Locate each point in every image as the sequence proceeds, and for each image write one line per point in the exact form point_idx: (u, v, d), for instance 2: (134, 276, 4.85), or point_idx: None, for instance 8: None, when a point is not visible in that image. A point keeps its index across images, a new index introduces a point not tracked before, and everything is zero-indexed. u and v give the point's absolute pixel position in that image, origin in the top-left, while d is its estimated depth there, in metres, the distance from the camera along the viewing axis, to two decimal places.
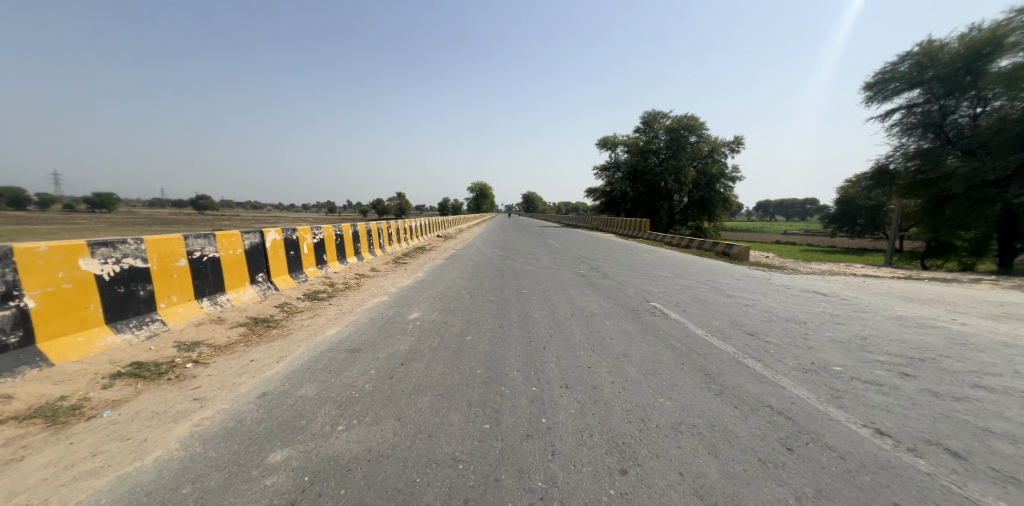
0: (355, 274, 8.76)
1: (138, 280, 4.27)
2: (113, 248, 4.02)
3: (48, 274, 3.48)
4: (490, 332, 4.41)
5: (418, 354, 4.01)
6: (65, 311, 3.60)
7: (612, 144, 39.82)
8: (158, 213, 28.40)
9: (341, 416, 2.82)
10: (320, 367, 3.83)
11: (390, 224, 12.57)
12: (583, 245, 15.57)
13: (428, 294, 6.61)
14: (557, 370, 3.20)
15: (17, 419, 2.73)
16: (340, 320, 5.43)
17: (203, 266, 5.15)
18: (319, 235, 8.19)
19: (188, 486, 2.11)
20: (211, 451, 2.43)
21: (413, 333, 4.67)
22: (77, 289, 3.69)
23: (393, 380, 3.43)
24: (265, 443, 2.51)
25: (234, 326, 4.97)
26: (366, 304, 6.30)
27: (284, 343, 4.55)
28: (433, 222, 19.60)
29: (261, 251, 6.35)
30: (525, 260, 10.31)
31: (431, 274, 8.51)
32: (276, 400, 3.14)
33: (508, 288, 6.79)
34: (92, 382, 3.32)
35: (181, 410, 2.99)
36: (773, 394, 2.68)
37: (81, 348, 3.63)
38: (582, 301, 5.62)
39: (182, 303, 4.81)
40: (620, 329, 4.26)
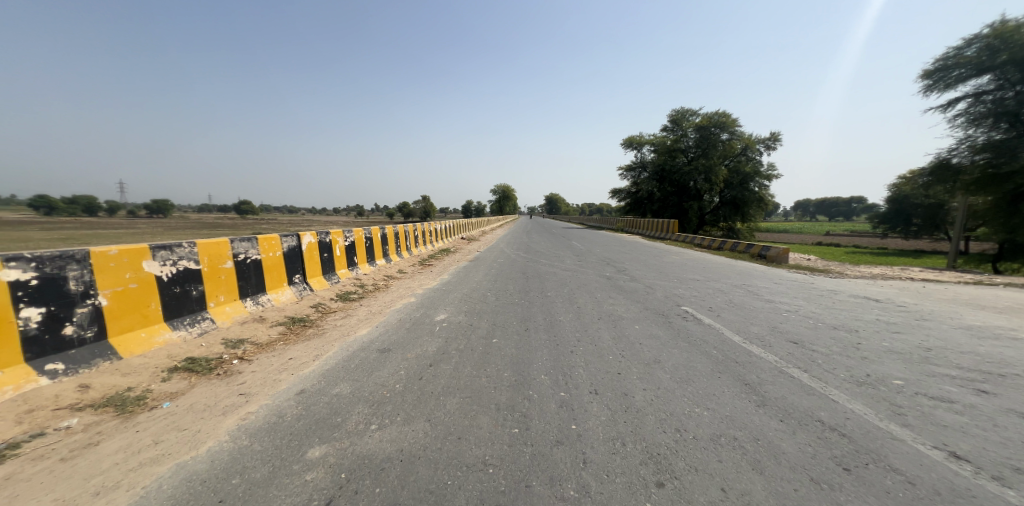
0: (383, 275, 8.98)
1: (191, 281, 4.53)
2: (170, 251, 4.29)
3: (117, 275, 3.73)
4: (517, 335, 4.40)
5: (446, 355, 4.05)
6: (131, 308, 3.85)
7: (638, 143, 39.08)
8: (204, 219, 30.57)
9: (374, 416, 2.87)
10: (353, 366, 3.92)
11: (416, 227, 12.84)
12: (608, 246, 15.38)
13: (454, 297, 6.66)
14: (587, 375, 3.16)
15: (92, 407, 2.95)
16: (371, 321, 5.57)
17: (247, 268, 5.40)
18: (351, 238, 8.43)
19: (237, 478, 2.20)
20: (257, 445, 2.53)
21: (440, 335, 4.72)
22: (141, 288, 3.94)
23: (423, 381, 3.47)
24: (304, 439, 2.59)
25: (273, 325, 5.17)
26: (394, 305, 6.43)
27: (319, 342, 4.69)
28: (457, 224, 19.80)
29: (298, 253, 6.59)
30: (549, 262, 10.25)
31: (457, 277, 8.60)
32: (313, 397, 3.24)
33: (534, 290, 6.77)
34: (153, 375, 3.54)
35: (229, 403, 3.14)
36: (824, 408, 2.54)
37: (144, 342, 3.87)
38: (609, 304, 5.53)
39: (229, 303, 5.06)
40: (650, 334, 4.16)
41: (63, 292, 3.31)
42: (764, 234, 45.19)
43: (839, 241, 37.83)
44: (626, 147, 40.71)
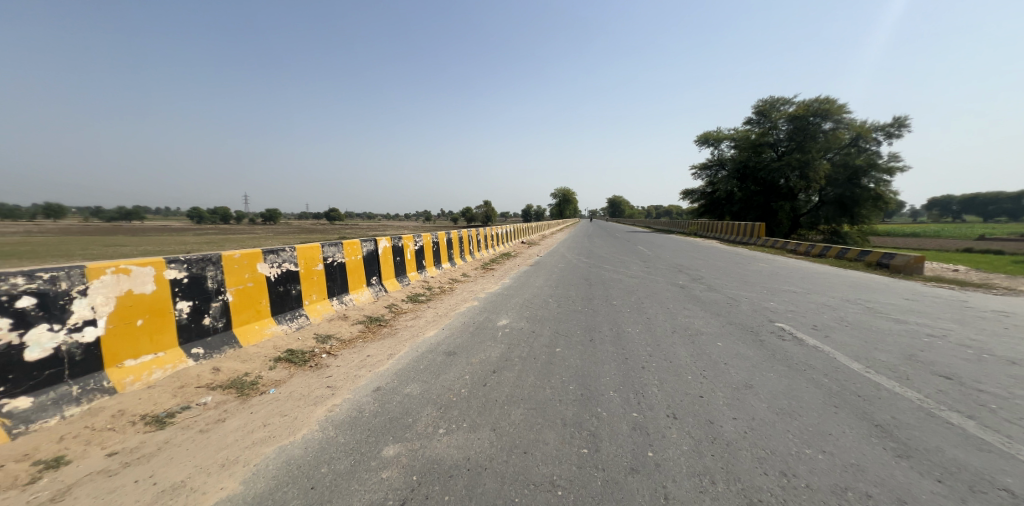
0: (448, 278, 9.28)
1: (291, 281, 5.02)
2: (277, 254, 4.81)
3: (239, 275, 4.23)
4: (580, 345, 4.26)
5: (510, 363, 4.01)
6: (248, 304, 4.35)
7: (716, 140, 36.73)
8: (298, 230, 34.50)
9: (441, 419, 2.93)
10: (422, 367, 4.06)
11: (479, 232, 13.14)
12: (680, 252, 14.48)
13: (515, 302, 6.66)
14: (661, 396, 2.94)
15: (220, 388, 3.42)
16: (437, 323, 5.74)
17: (334, 270, 5.86)
18: (420, 243, 8.83)
19: (325, 467, 2.35)
20: (340, 437, 2.69)
21: (502, 342, 4.71)
22: (255, 287, 4.45)
23: (486, 388, 3.47)
24: (380, 436, 2.70)
25: (354, 323, 5.54)
26: (459, 308, 6.59)
27: (392, 341, 4.94)
28: (519, 228, 19.94)
29: (375, 256, 7.03)
30: (614, 269, 9.91)
31: (518, 281, 8.61)
32: (387, 395, 3.39)
33: (598, 297, 6.55)
34: (263, 363, 3.99)
35: (318, 394, 3.41)
36: (1007, 470, 2.04)
37: (258, 333, 4.37)
38: (684, 317, 5.16)
39: (320, 301, 5.53)
40: (737, 354, 3.79)
41: (203, 288, 3.83)
42: (872, 238, 39.32)
43: (981, 243, 31.80)
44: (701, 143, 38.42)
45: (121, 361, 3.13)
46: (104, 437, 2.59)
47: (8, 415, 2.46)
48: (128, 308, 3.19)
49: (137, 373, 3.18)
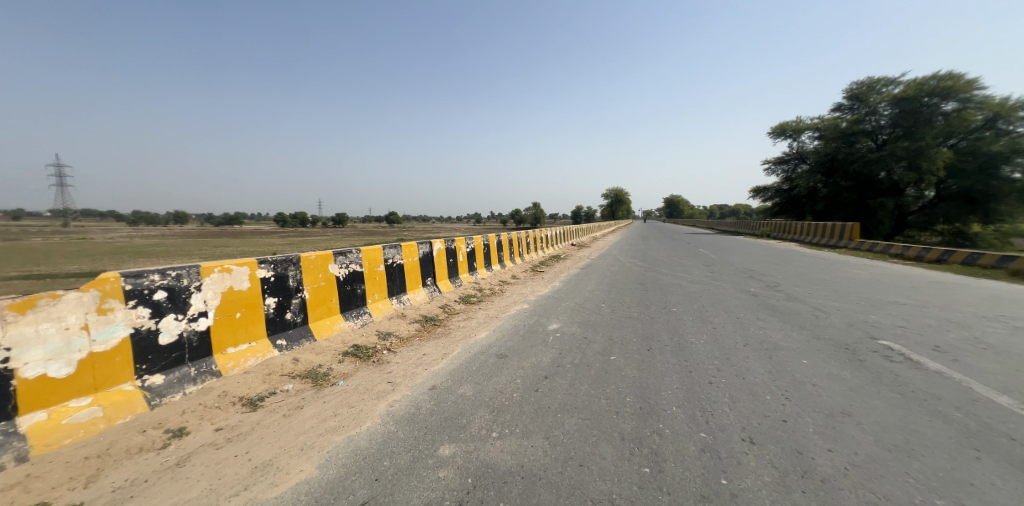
0: (499, 280, 9.35)
1: (358, 281, 5.35)
2: (345, 256, 5.17)
3: (314, 275, 4.63)
4: (637, 354, 4.07)
5: (562, 369, 3.92)
6: (322, 301, 4.75)
7: (795, 131, 33.96)
8: (364, 236, 36.72)
9: (495, 422, 2.92)
10: (475, 368, 4.09)
11: (529, 234, 13.13)
12: (753, 257, 13.34)
13: (566, 306, 6.54)
14: (734, 416, 2.69)
15: (298, 377, 3.79)
16: (488, 324, 5.78)
17: (394, 271, 6.13)
18: (471, 245, 8.97)
19: (387, 461, 2.47)
20: (401, 433, 2.81)
21: (554, 347, 4.63)
22: (328, 285, 4.82)
23: (538, 393, 3.42)
24: (436, 435, 2.78)
25: (412, 321, 5.74)
26: (509, 310, 6.59)
27: (446, 341, 5.06)
28: (569, 229, 19.61)
29: (430, 258, 7.26)
30: (673, 273, 9.39)
31: (569, 285, 8.47)
32: (442, 395, 3.47)
33: (656, 304, 6.23)
34: (333, 356, 4.31)
35: (380, 389, 3.61)
36: None
37: (330, 328, 4.75)
38: (757, 329, 4.74)
39: (381, 300, 5.81)
40: (830, 375, 3.38)
41: (285, 287, 4.27)
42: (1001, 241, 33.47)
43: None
44: (777, 134, 35.71)
45: (224, 348, 3.63)
46: (213, 415, 3.02)
47: (147, 388, 3.01)
48: (230, 303, 3.69)
49: (236, 360, 3.67)
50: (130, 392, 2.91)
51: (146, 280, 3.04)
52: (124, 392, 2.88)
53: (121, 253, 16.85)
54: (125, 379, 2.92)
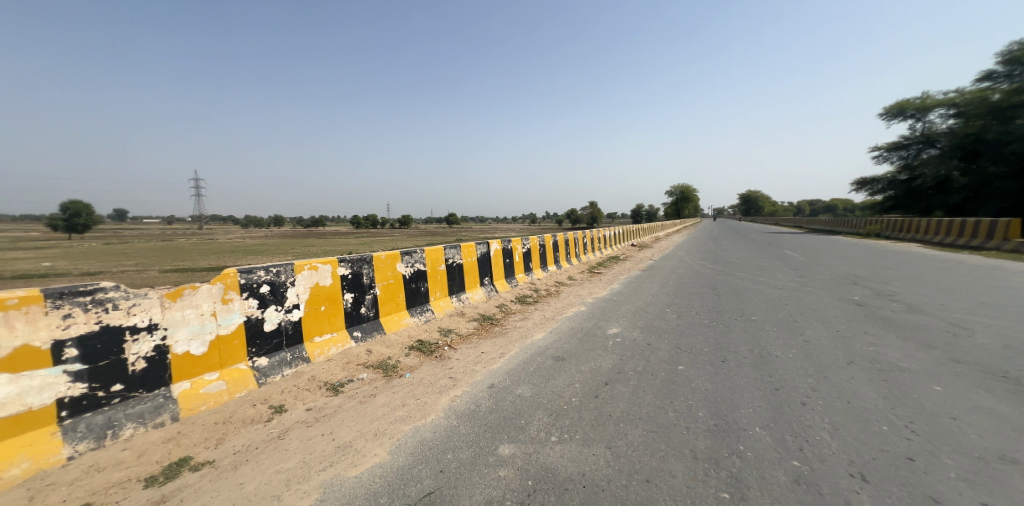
0: (555, 281, 9.22)
1: (421, 279, 5.55)
2: (411, 256, 5.39)
3: (384, 272, 4.89)
4: (709, 365, 3.75)
5: (623, 376, 3.73)
6: (391, 297, 4.99)
7: (921, 110, 29.76)
8: (427, 238, 38.25)
9: (554, 426, 2.85)
10: (532, 369, 4.03)
11: (586, 234, 12.82)
12: (855, 260, 11.76)
13: (627, 309, 6.25)
14: (833, 445, 2.35)
15: (371, 367, 4.02)
16: (544, 326, 5.68)
17: (454, 271, 6.28)
18: (527, 246, 8.93)
19: (450, 455, 2.55)
20: (462, 429, 2.86)
21: (614, 352, 4.44)
22: (396, 283, 5.06)
23: (597, 400, 3.27)
24: (496, 433, 2.78)
25: (470, 320, 5.83)
26: (566, 312, 6.44)
27: (503, 340, 5.07)
28: (629, 229, 18.80)
29: (488, 258, 7.34)
30: (750, 277, 8.59)
31: (629, 287, 8.10)
32: (500, 394, 3.46)
33: (729, 310, 5.74)
34: (400, 349, 4.50)
35: (443, 384, 3.70)
36: None
37: (398, 323, 4.97)
38: (858, 345, 4.13)
39: (442, 297, 5.97)
40: (970, 408, 2.79)
41: (360, 283, 4.55)
42: None
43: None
44: (893, 116, 31.50)
45: (312, 337, 3.98)
46: (304, 395, 3.38)
47: (255, 368, 3.46)
48: (316, 296, 4.02)
49: (322, 348, 4.01)
50: (243, 371, 3.37)
51: (255, 275, 3.46)
52: (240, 370, 3.36)
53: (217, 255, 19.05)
54: (240, 358, 3.39)
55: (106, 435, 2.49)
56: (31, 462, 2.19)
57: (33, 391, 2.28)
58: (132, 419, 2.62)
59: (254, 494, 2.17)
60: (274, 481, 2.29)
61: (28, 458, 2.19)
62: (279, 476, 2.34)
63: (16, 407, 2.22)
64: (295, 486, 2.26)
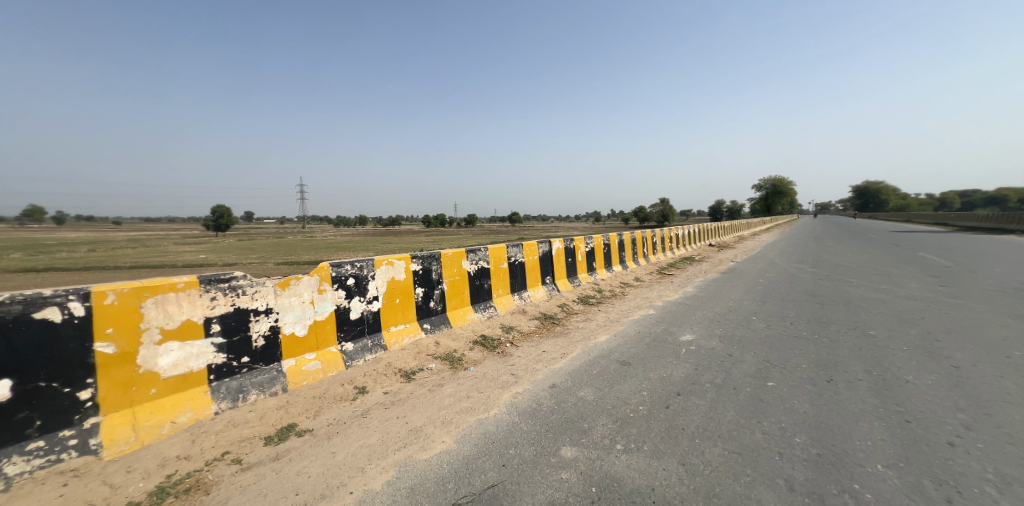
0: (620, 282, 8.82)
1: (485, 276, 5.59)
2: (476, 253, 5.45)
3: (451, 269, 5.00)
4: (804, 384, 3.29)
5: (699, 388, 3.41)
6: (457, 293, 5.08)
7: None
8: (490, 236, 38.91)
9: (619, 434, 2.67)
10: (595, 372, 3.85)
11: (654, 233, 12.13)
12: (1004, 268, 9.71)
13: (702, 315, 5.76)
14: (985, 497, 1.90)
15: (439, 358, 4.12)
16: (609, 328, 5.42)
17: (516, 269, 6.25)
18: (590, 245, 8.66)
19: (513, 450, 2.49)
20: (524, 426, 2.80)
21: (687, 360, 4.09)
22: (462, 279, 5.15)
23: (668, 411, 3.01)
24: (557, 434, 2.68)
25: (531, 318, 5.77)
26: (632, 315, 6.10)
27: (565, 340, 4.93)
28: (706, 227, 17.37)
29: (550, 257, 7.22)
30: (853, 285, 7.50)
31: (703, 291, 7.49)
32: (562, 394, 3.34)
33: (827, 323, 5.03)
34: (465, 343, 4.57)
35: (505, 380, 3.67)
36: None
37: (463, 318, 5.05)
38: (1010, 376, 3.36)
39: (504, 295, 5.97)
40: None
41: (430, 279, 4.69)
42: None
43: None
44: None
45: (389, 326, 4.18)
46: (382, 380, 3.56)
47: (343, 352, 3.71)
48: (393, 289, 4.22)
49: (397, 337, 4.19)
50: (334, 353, 3.64)
51: (344, 268, 3.73)
52: (332, 352, 3.64)
53: (297, 253, 20.88)
54: (331, 342, 3.66)
55: (238, 398, 2.94)
56: (193, 412, 2.70)
57: (193, 357, 2.76)
58: (254, 387, 3.05)
59: (342, 464, 2.36)
60: (358, 454, 2.47)
61: (191, 409, 2.70)
62: (362, 450, 2.51)
63: (182, 369, 2.72)
64: (375, 462, 2.40)
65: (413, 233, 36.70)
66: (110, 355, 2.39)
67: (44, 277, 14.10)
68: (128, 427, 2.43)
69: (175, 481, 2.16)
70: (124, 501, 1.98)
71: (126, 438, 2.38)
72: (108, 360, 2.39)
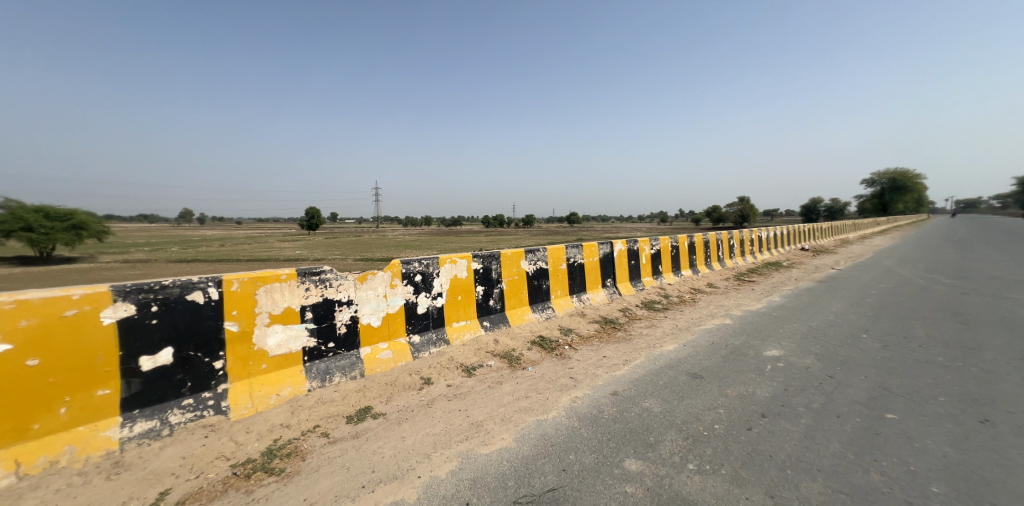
0: (689, 287, 8.16)
1: (543, 277, 5.45)
2: (534, 253, 5.34)
3: (510, 268, 4.94)
4: (935, 422, 2.72)
5: (789, 411, 2.98)
6: (515, 293, 5.00)
7: None
8: (551, 237, 38.43)
9: (692, 452, 2.40)
10: (662, 383, 3.54)
11: (732, 235, 11.09)
12: None
13: (789, 329, 5.09)
14: None
15: (498, 356, 4.07)
16: (677, 337, 4.99)
17: (575, 271, 6.03)
18: (656, 247, 8.12)
19: (572, 456, 2.34)
20: (584, 431, 2.64)
21: (774, 379, 3.62)
22: (520, 279, 5.07)
23: (751, 433, 2.65)
24: (621, 445, 2.47)
25: (591, 321, 5.51)
26: (705, 324, 5.58)
27: (627, 347, 4.63)
28: (797, 229, 15.43)
29: (611, 259, 6.87)
30: (992, 302, 6.20)
31: (790, 302, 6.66)
32: (625, 403, 3.10)
33: (957, 348, 4.18)
34: (524, 343, 4.47)
35: (563, 383, 3.50)
36: None
37: (521, 318, 4.96)
38: None
39: (563, 296, 5.78)
40: None
41: (489, 278, 4.67)
42: None
43: None
44: None
45: (451, 322, 4.21)
46: (445, 373, 3.59)
47: (411, 344, 3.80)
48: (455, 287, 4.26)
49: (459, 333, 4.22)
50: (403, 344, 3.75)
51: (412, 265, 3.82)
52: (402, 343, 3.74)
53: (364, 253, 22.16)
54: (401, 334, 3.76)
55: (325, 379, 3.14)
56: (292, 387, 2.96)
57: (292, 339, 3.02)
58: (338, 370, 3.23)
59: (411, 449, 2.39)
60: (424, 442, 2.48)
61: (291, 384, 2.97)
62: (428, 438, 2.52)
63: (284, 349, 2.99)
64: (440, 450, 2.39)
65: (474, 233, 37.39)
66: (234, 333, 2.74)
67: (169, 268, 16.58)
68: (247, 395, 2.76)
69: (280, 446, 2.40)
70: (244, 458, 2.26)
71: (246, 404, 2.72)
72: (232, 337, 2.74)
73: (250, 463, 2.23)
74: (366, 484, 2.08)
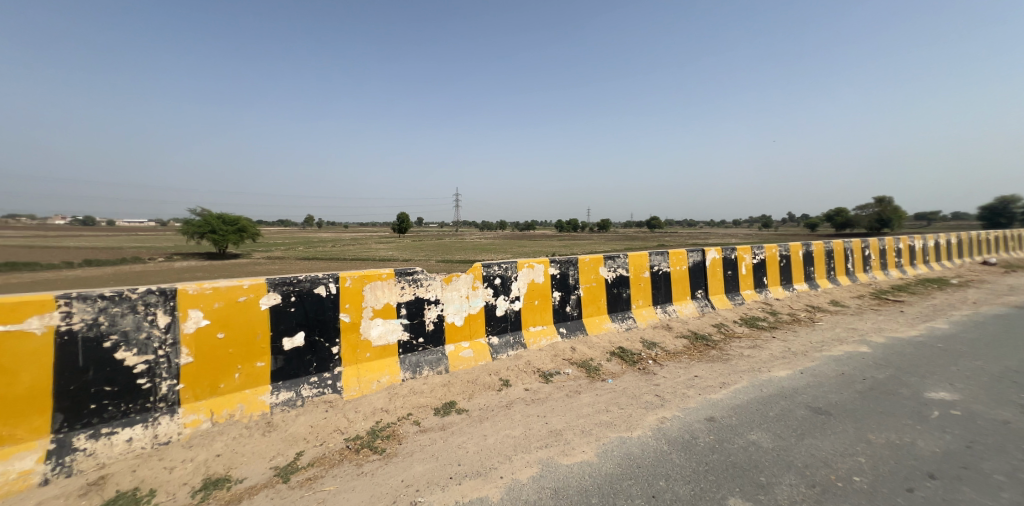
0: (806, 304, 6.90)
1: (623, 285, 4.99)
2: (614, 260, 4.92)
3: (588, 275, 4.59)
4: None
5: (971, 476, 2.19)
6: (592, 300, 4.64)
7: None
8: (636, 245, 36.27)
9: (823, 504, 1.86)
10: (773, 415, 2.90)
11: (869, 244, 9.17)
12: None
13: (958, 369, 3.92)
14: None
15: (576, 365, 3.74)
16: (789, 362, 4.16)
17: (659, 279, 5.44)
18: (759, 256, 7.03)
19: (664, 483, 1.95)
20: (675, 457, 2.22)
21: (940, 430, 2.74)
22: (598, 286, 4.69)
23: (913, 495, 1.98)
24: (722, 480, 2.01)
25: (678, 336, 4.88)
26: (827, 350, 4.59)
27: (725, 367, 3.97)
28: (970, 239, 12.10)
29: (702, 268, 6.09)
30: None
31: (955, 331, 5.20)
32: (726, 433, 2.57)
33: None
34: (602, 354, 4.08)
35: (647, 401, 3.06)
36: None
37: (599, 327, 4.57)
38: None
39: (645, 306, 5.24)
40: None
41: (567, 283, 4.38)
42: None
43: None
44: None
45: (528, 326, 4.01)
46: (523, 376, 3.39)
47: (490, 344, 3.68)
48: (532, 291, 4.05)
49: (536, 338, 4.00)
50: (483, 344, 3.64)
51: (493, 268, 3.72)
52: (481, 343, 3.64)
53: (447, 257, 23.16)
54: (481, 334, 3.67)
55: (415, 372, 3.13)
56: (390, 376, 2.99)
57: (390, 331, 3.08)
58: (426, 364, 3.22)
59: (493, 448, 2.22)
60: (504, 443, 2.30)
61: (388, 374, 3.00)
62: (508, 440, 2.33)
63: (383, 341, 3.05)
64: (519, 454, 2.19)
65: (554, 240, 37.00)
66: (347, 323, 2.85)
67: (287, 266, 19.14)
68: (354, 378, 2.85)
69: (382, 427, 2.43)
70: (354, 435, 2.32)
71: (355, 386, 2.81)
72: (346, 326, 2.85)
73: (359, 439, 2.29)
74: (454, 475, 1.96)
